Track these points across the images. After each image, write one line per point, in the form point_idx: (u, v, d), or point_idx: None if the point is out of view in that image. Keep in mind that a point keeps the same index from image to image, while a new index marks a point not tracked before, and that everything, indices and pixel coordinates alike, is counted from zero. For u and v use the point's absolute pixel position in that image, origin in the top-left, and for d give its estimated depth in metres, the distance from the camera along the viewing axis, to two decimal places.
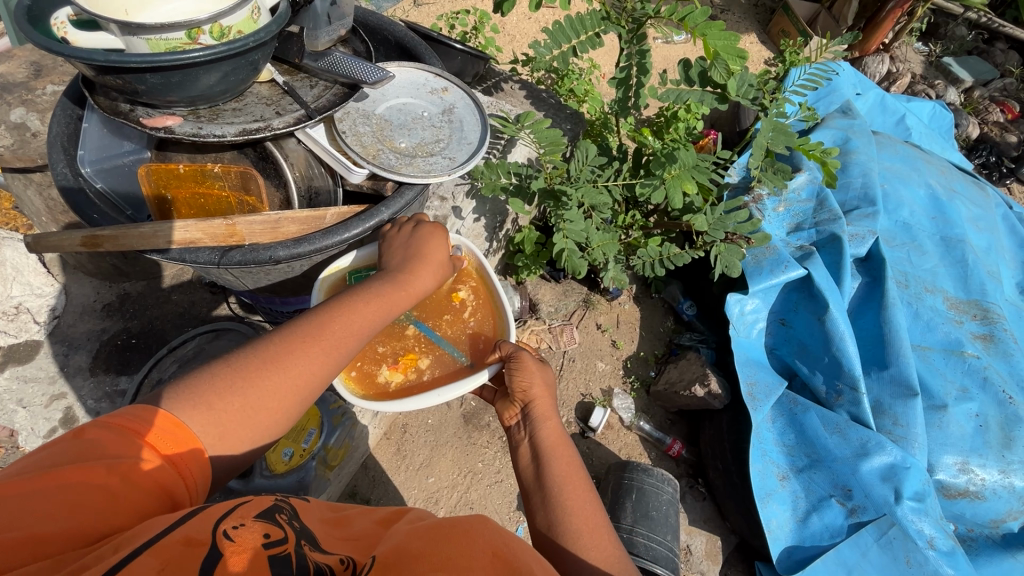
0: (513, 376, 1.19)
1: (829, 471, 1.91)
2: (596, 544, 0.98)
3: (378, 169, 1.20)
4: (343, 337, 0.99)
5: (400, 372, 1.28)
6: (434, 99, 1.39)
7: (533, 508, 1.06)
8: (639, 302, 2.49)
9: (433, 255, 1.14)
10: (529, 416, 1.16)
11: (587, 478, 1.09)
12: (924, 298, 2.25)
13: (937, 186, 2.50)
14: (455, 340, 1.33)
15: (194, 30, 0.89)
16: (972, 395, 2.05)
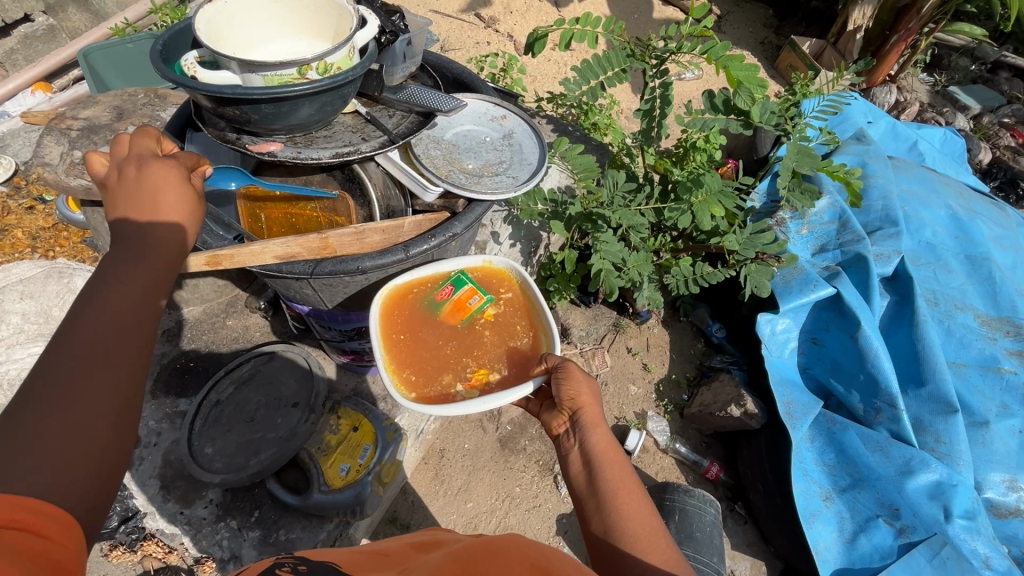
0: (561, 385, 1.20)
1: (873, 490, 1.89)
2: (653, 547, 1.03)
3: (451, 186, 1.29)
4: (115, 320, 0.74)
5: (471, 386, 1.29)
6: (495, 126, 1.50)
7: (587, 514, 1.11)
8: (668, 325, 2.52)
9: (166, 180, 0.82)
10: (579, 423, 1.19)
11: (638, 482, 1.13)
12: (955, 315, 2.26)
13: (957, 207, 2.55)
14: (513, 351, 1.34)
15: (304, 67, 1.00)
16: (1013, 412, 2.03)
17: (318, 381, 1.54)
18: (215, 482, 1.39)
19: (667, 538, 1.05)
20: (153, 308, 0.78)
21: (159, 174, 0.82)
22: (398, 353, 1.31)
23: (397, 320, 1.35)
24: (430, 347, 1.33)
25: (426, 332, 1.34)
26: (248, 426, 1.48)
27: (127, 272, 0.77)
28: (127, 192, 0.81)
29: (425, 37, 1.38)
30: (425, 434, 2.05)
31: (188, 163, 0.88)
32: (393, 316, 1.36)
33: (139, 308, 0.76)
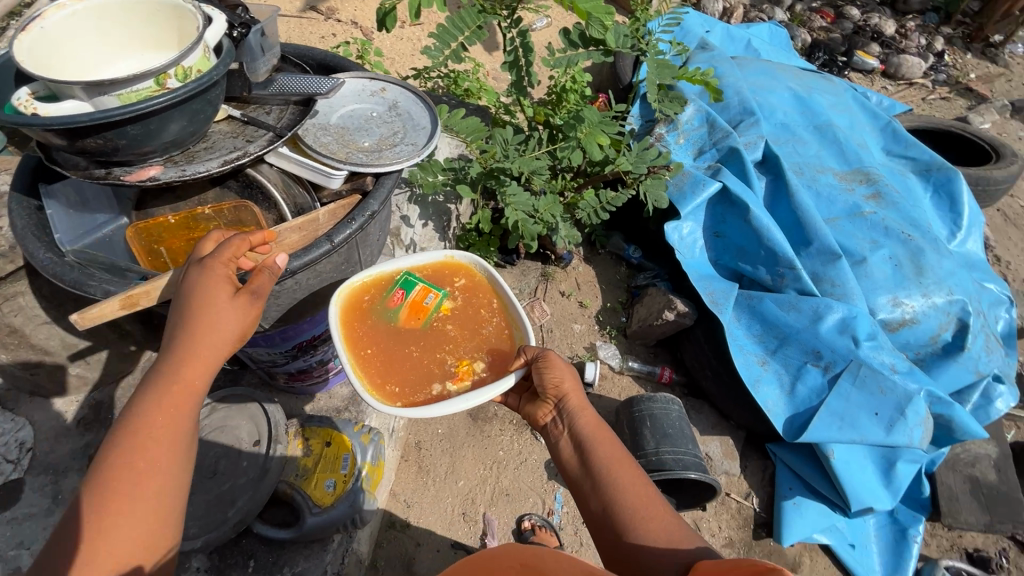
0: (543, 374, 1.26)
1: (797, 344, 2.14)
2: (652, 514, 1.11)
3: (355, 166, 1.27)
4: (158, 433, 0.88)
5: (456, 382, 1.27)
6: (377, 99, 1.47)
7: (586, 494, 1.20)
8: (591, 260, 2.65)
9: (217, 291, 0.93)
10: (565, 408, 1.27)
11: (629, 454, 1.23)
12: (819, 179, 2.58)
13: (796, 87, 2.88)
14: (489, 340, 1.33)
15: (161, 77, 0.95)
16: (882, 244, 2.39)
17: (272, 410, 1.47)
18: (198, 547, 1.29)
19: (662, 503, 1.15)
20: (183, 420, 0.91)
21: (212, 286, 0.93)
22: (372, 368, 1.26)
23: (356, 337, 1.29)
24: (402, 353, 1.29)
25: (392, 341, 1.30)
26: (213, 480, 1.36)
27: (158, 395, 0.89)
28: (188, 305, 0.92)
29: (276, 26, 1.35)
30: (397, 432, 2.03)
31: (239, 251, 0.98)
32: (355, 331, 1.30)
33: (175, 423, 0.90)
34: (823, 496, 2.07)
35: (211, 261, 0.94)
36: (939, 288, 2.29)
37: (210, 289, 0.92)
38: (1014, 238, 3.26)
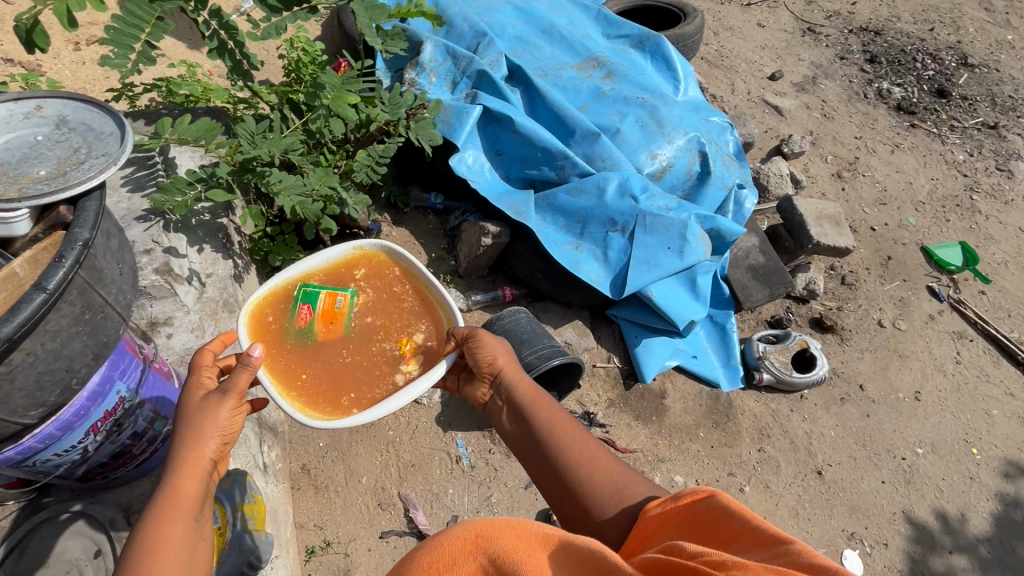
0: (477, 353, 1.49)
1: (595, 218, 2.42)
2: (589, 453, 1.38)
3: (37, 199, 1.08)
4: (175, 514, 0.99)
5: (408, 360, 1.47)
6: (36, 121, 1.24)
7: (530, 445, 1.44)
8: (400, 222, 2.66)
9: (210, 396, 1.14)
10: (502, 380, 1.51)
11: (569, 416, 1.47)
12: (562, 75, 2.88)
13: (514, 2, 3.14)
14: (412, 315, 1.55)
15: None
16: (627, 112, 2.75)
17: None
18: None
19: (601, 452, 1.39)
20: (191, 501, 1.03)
21: (201, 391, 1.16)
22: (322, 385, 1.41)
23: (286, 365, 1.41)
24: (339, 359, 1.45)
25: (323, 355, 1.45)
26: None
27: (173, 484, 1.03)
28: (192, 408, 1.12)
29: None
30: (276, 466, 1.89)
31: (204, 361, 1.22)
32: (286, 355, 1.43)
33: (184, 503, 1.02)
34: (659, 330, 2.49)
35: (194, 370, 1.20)
36: (678, 131, 2.74)
37: (199, 400, 1.14)
38: (719, 76, 4.00)
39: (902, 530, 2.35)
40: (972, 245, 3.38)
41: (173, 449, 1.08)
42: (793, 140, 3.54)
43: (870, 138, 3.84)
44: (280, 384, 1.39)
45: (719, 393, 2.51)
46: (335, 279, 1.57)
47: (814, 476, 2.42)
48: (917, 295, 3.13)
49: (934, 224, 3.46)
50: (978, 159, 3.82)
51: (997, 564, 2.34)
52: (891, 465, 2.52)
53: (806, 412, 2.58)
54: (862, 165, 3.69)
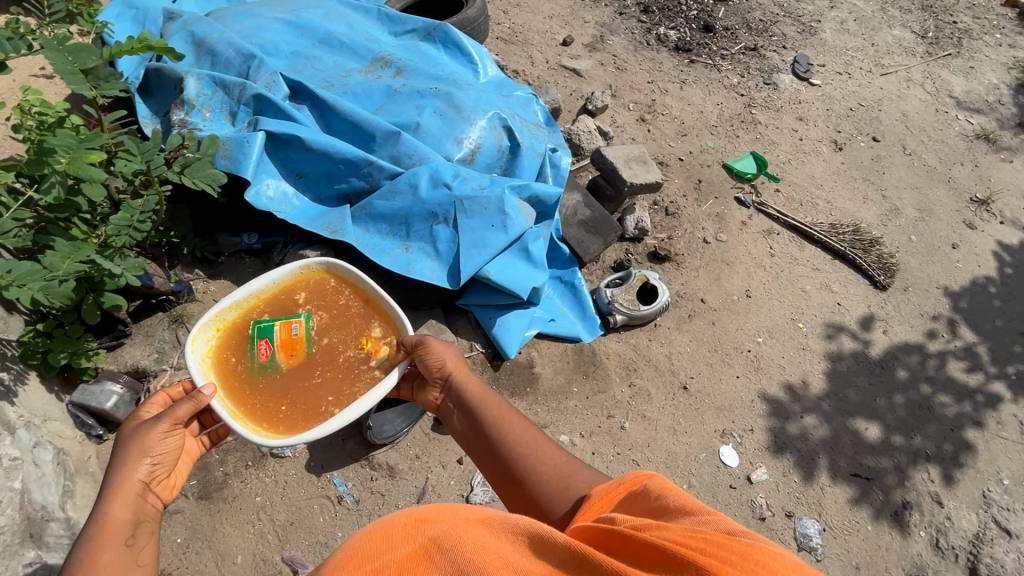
0: (426, 358, 1.60)
1: (416, 216, 2.40)
2: (537, 447, 1.42)
3: None
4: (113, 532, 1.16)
5: (373, 354, 1.67)
6: None
7: (479, 442, 1.49)
8: (218, 274, 2.46)
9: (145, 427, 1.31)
10: (451, 382, 1.59)
11: (519, 414, 1.52)
12: (349, 82, 2.79)
13: (283, 17, 3.00)
14: (364, 320, 1.73)
15: None
16: (424, 104, 2.74)
17: None
18: None
19: (561, 456, 1.40)
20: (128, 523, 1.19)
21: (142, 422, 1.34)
22: (298, 403, 1.58)
23: (261, 397, 1.58)
24: (305, 376, 1.62)
25: (294, 378, 1.61)
26: None
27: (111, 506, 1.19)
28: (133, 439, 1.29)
29: None
30: None
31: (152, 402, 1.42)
32: (259, 389, 1.59)
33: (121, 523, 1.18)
34: (509, 306, 2.53)
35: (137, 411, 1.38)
36: (477, 112, 2.78)
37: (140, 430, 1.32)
38: (517, 52, 4.15)
39: (761, 413, 2.65)
40: (761, 153, 3.85)
41: (113, 483, 1.23)
42: (595, 96, 3.80)
43: (661, 80, 4.20)
44: (260, 418, 1.55)
45: (582, 345, 2.64)
46: (281, 306, 1.72)
47: (681, 392, 2.64)
48: (728, 207, 3.51)
49: (728, 142, 3.89)
50: (749, 79, 4.34)
51: (837, 413, 2.73)
52: (741, 360, 2.82)
53: (661, 338, 2.81)
54: (659, 106, 4.03)
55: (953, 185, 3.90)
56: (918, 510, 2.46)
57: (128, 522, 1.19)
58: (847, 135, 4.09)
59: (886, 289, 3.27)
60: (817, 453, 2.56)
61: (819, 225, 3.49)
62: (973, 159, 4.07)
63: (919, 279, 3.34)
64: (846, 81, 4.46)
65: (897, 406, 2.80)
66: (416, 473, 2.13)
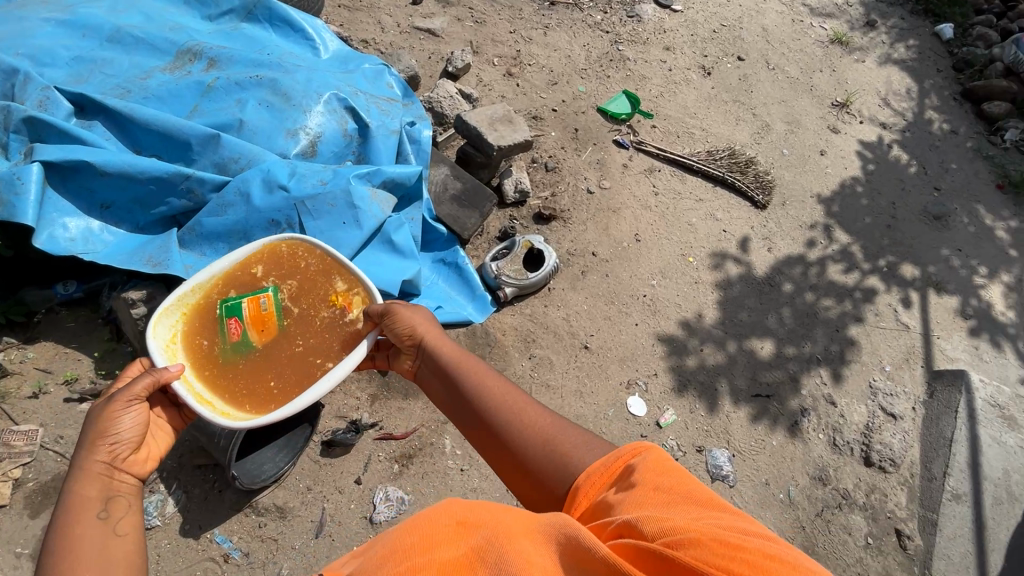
0: (393, 322, 1.47)
1: (255, 228, 2.13)
2: (526, 412, 1.23)
3: None
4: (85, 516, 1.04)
5: (349, 310, 1.60)
6: None
7: (455, 410, 1.33)
8: (36, 337, 2.11)
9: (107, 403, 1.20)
10: (425, 346, 1.44)
11: (505, 379, 1.32)
12: (151, 84, 2.40)
13: (55, 17, 2.51)
14: (333, 281, 1.65)
15: None
16: (245, 97, 2.40)
17: None
18: None
19: (551, 418, 1.22)
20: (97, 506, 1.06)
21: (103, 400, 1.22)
22: (281, 379, 1.48)
23: (242, 382, 1.47)
24: (283, 350, 1.53)
25: (272, 351, 1.52)
26: None
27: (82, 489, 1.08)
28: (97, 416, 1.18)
29: None
30: None
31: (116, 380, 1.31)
32: (236, 373, 1.48)
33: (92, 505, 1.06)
34: None
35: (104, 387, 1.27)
36: (310, 97, 2.46)
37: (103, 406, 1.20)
38: (364, 19, 3.78)
39: (662, 354, 2.67)
40: (633, 90, 3.76)
41: (79, 463, 1.12)
42: (454, 57, 3.56)
43: (523, 28, 3.97)
44: (246, 401, 1.44)
45: (474, 328, 2.54)
46: (241, 283, 1.62)
47: (583, 351, 2.60)
48: (608, 152, 3.43)
49: (599, 84, 3.76)
50: (612, 14, 4.19)
51: (733, 338, 2.80)
52: (637, 306, 2.81)
53: (557, 301, 2.74)
54: (525, 56, 3.82)
55: (816, 92, 4.00)
56: (815, 414, 2.59)
57: (100, 504, 1.07)
58: (715, 58, 4.07)
59: (766, 207, 3.34)
60: (720, 383, 2.62)
61: (697, 154, 3.48)
62: (831, 64, 4.18)
63: (794, 192, 3.44)
64: (707, 2, 4.39)
65: (786, 319, 2.91)
66: (311, 507, 1.97)
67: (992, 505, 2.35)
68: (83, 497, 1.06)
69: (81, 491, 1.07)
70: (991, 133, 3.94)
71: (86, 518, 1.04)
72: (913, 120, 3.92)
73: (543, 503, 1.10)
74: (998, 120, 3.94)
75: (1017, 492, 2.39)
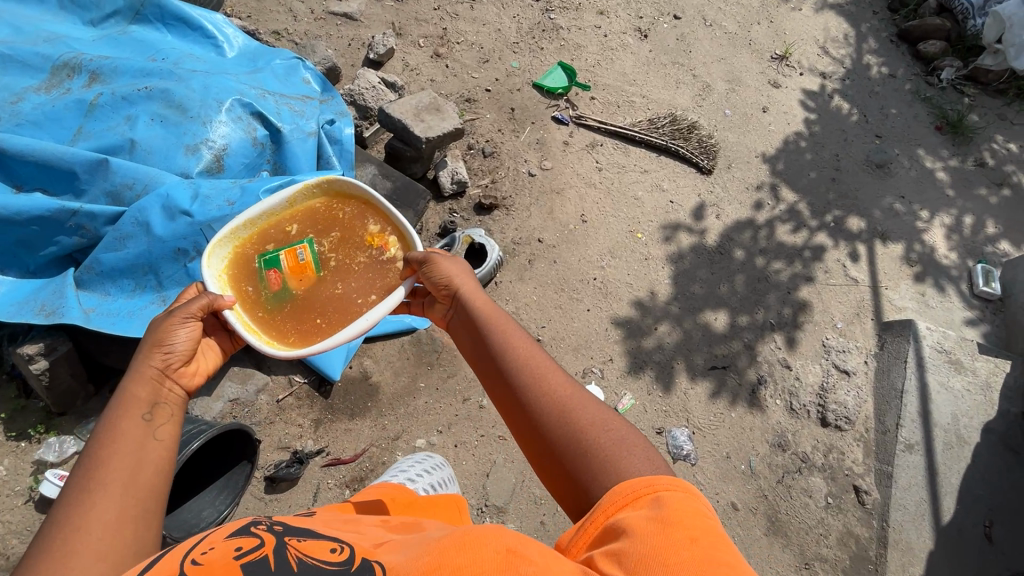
0: (431, 271, 1.48)
1: (160, 259, 1.96)
2: (551, 373, 1.19)
3: None
4: (129, 421, 1.06)
5: (387, 250, 1.66)
6: None
7: (478, 357, 1.30)
8: None
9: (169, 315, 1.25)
10: (458, 296, 1.42)
11: (533, 341, 1.26)
12: (26, 108, 2.16)
13: None
14: (366, 228, 1.71)
15: None
16: (134, 112, 2.17)
17: None
18: None
19: (574, 389, 1.16)
20: (135, 417, 1.07)
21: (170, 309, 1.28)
22: (329, 322, 1.56)
23: (290, 325, 1.56)
24: (325, 295, 1.60)
25: (315, 295, 1.60)
26: None
27: (134, 389, 1.11)
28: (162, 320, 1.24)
29: None
30: None
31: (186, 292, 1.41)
32: (285, 317, 1.56)
33: (130, 414, 1.07)
34: None
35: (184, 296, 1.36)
36: (210, 106, 2.24)
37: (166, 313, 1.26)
38: (274, 8, 3.50)
39: (616, 337, 2.62)
40: (569, 62, 3.60)
41: (132, 365, 1.15)
42: (375, 42, 3.35)
43: (448, 3, 3.73)
44: (295, 341, 1.53)
45: (417, 334, 2.36)
46: (278, 232, 1.68)
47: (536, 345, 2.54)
48: (547, 131, 3.29)
49: (533, 58, 3.58)
50: None
51: (686, 312, 2.77)
52: (588, 291, 2.74)
53: (505, 295, 2.67)
54: (452, 33, 3.60)
55: (755, 47, 3.90)
56: (771, 381, 2.60)
57: (142, 413, 1.08)
58: (650, 19, 3.92)
59: (712, 172, 3.27)
60: (675, 361, 2.60)
61: (638, 124, 3.37)
62: (768, 15, 4.07)
63: (739, 153, 3.37)
64: None
65: (738, 287, 2.89)
66: None
67: (943, 450, 2.40)
68: (130, 401, 1.09)
69: (130, 393, 1.10)
70: (928, 73, 3.91)
71: (127, 421, 1.06)
72: (852, 67, 3.87)
73: (544, 458, 1.10)
74: (934, 59, 3.91)
75: (966, 435, 2.45)
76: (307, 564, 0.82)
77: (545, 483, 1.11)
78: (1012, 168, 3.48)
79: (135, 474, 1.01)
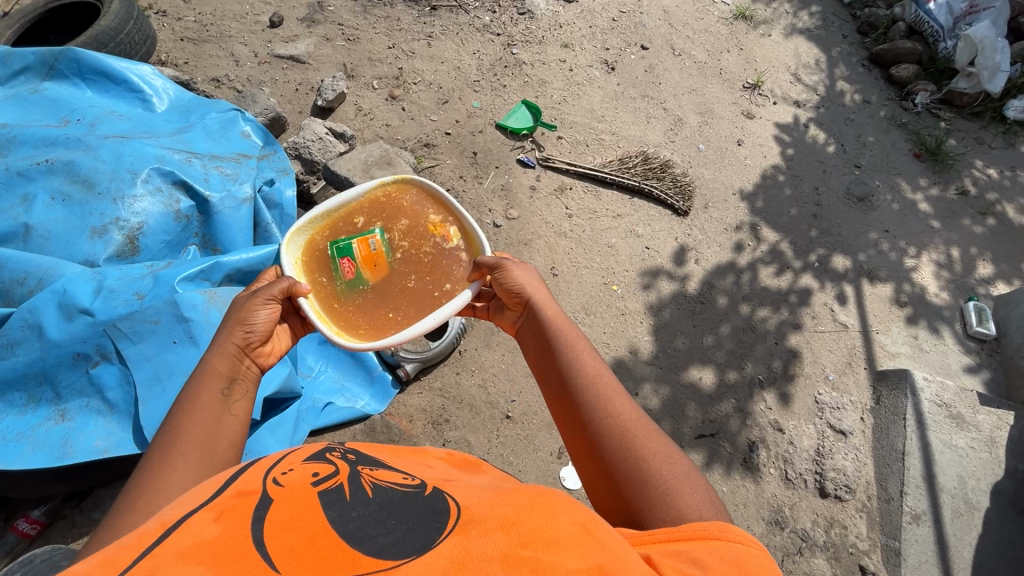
0: (501, 281, 1.50)
1: (55, 368, 1.67)
2: (616, 404, 1.19)
3: None
4: (209, 392, 1.19)
5: (450, 245, 1.79)
6: None
7: (545, 371, 1.33)
8: None
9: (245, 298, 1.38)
10: (527, 309, 1.45)
11: (603, 364, 1.29)
12: None
13: None
14: (430, 228, 1.82)
15: None
16: (34, 192, 1.92)
17: None
18: None
19: (639, 416, 1.17)
20: (213, 391, 1.19)
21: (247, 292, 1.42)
22: (403, 312, 1.66)
23: (364, 314, 1.64)
24: (395, 287, 1.70)
25: (385, 287, 1.70)
26: None
27: (215, 363, 1.24)
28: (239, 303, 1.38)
29: None
30: None
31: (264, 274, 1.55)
32: (358, 307, 1.65)
33: (212, 385, 1.20)
34: (256, 423, 1.97)
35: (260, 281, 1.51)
36: (121, 179, 1.98)
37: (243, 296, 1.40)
38: (213, 52, 3.26)
39: None
40: (533, 99, 3.41)
41: (218, 338, 1.30)
42: (324, 87, 3.12)
43: (404, 40, 3.53)
44: (369, 330, 1.62)
45: (372, 423, 2.17)
46: (345, 226, 1.78)
47: (505, 423, 2.29)
48: (513, 175, 3.08)
49: (495, 96, 3.39)
50: (501, 13, 3.78)
51: (669, 372, 2.55)
52: None
53: (470, 365, 2.40)
54: (409, 73, 3.39)
55: (726, 76, 3.76)
56: (764, 446, 2.39)
57: (220, 387, 1.21)
58: (617, 51, 3.76)
59: (688, 213, 3.08)
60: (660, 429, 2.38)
61: (609, 164, 3.17)
62: (738, 42, 3.94)
63: (716, 191, 3.20)
64: None
65: (724, 339, 2.68)
66: None
67: (952, 520, 2.20)
68: (212, 374, 1.22)
69: (212, 365, 1.23)
70: (902, 98, 3.81)
71: (209, 390, 1.19)
72: (826, 94, 3.76)
73: (596, 482, 1.14)
74: (908, 83, 3.81)
75: (975, 500, 2.26)
76: (381, 489, 0.92)
77: (590, 494, 1.17)
78: (995, 196, 3.36)
79: (211, 441, 1.12)
